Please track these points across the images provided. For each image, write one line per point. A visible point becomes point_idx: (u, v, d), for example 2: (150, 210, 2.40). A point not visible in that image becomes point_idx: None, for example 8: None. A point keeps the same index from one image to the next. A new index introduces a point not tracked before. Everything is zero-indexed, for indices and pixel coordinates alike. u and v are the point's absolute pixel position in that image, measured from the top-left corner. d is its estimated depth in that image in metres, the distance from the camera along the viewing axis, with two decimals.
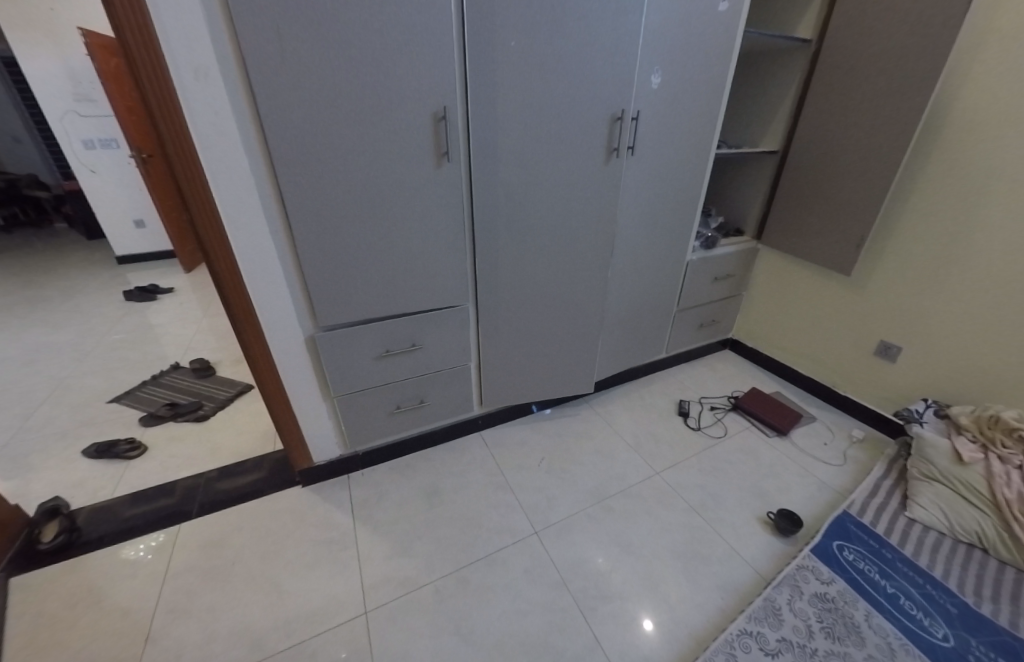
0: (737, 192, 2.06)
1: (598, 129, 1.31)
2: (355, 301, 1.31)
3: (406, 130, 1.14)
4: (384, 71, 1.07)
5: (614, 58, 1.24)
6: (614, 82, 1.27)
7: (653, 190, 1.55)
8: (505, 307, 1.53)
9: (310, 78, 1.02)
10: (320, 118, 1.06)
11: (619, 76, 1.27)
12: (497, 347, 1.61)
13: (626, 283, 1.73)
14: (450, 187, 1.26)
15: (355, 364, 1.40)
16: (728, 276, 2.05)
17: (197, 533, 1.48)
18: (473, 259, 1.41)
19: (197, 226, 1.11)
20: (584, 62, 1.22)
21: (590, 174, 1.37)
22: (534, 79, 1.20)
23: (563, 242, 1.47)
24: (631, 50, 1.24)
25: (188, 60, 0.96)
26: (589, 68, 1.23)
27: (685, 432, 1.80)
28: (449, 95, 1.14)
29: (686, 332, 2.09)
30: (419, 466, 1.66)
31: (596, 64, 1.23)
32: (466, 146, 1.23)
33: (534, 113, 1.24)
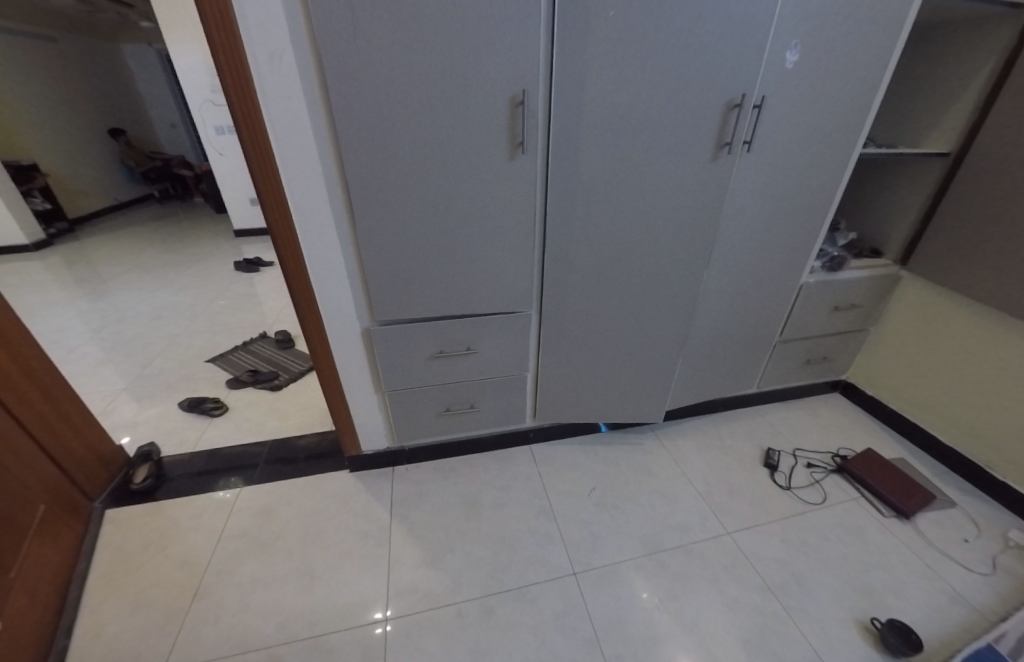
0: (879, 203, 1.67)
1: (706, 120, 1.09)
2: (410, 298, 1.24)
3: (479, 117, 1.03)
4: (459, 51, 0.96)
5: (736, 34, 1.00)
6: (732, 65, 1.04)
7: (766, 197, 1.28)
8: (570, 319, 1.38)
9: (381, 57, 0.94)
10: (389, 101, 0.99)
11: (741, 57, 1.03)
12: (557, 360, 1.47)
13: (718, 304, 1.48)
14: (522, 184, 1.13)
15: (407, 363, 1.35)
16: (855, 306, 1.68)
17: (253, 499, 1.55)
18: (540, 264, 1.28)
19: (267, 212, 1.10)
20: (698, 37, 1.00)
21: (689, 175, 1.16)
22: (631, 61, 1.01)
23: (645, 254, 1.28)
24: (763, 22, 0.99)
25: (264, 42, 0.93)
26: (703, 46, 1.01)
27: (769, 487, 1.51)
28: (531, 79, 1.00)
29: (787, 367, 1.77)
30: (463, 472, 1.59)
31: (711, 42, 1.01)
32: (546, 137, 1.09)
33: (628, 101, 1.05)
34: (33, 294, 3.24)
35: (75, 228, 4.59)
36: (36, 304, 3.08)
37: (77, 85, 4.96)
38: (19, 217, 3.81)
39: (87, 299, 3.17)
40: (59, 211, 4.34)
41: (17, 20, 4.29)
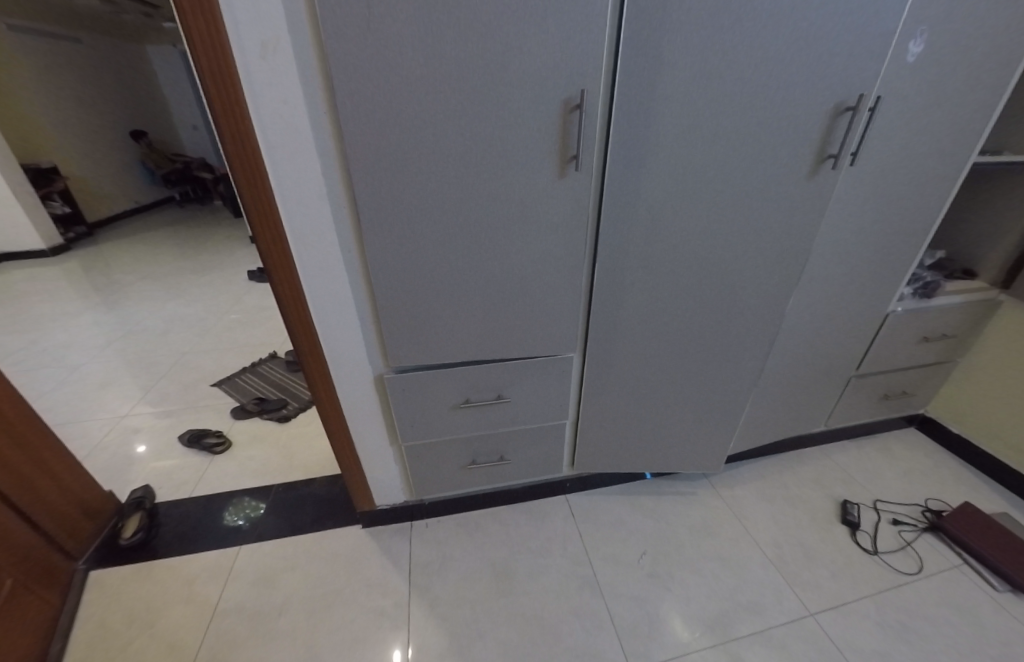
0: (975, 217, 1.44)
1: (804, 127, 0.88)
2: (433, 340, 1.05)
3: (524, 126, 0.83)
4: (505, 45, 0.76)
5: (857, 16, 0.79)
6: (846, 55, 0.82)
7: (857, 212, 1.08)
8: (619, 359, 1.17)
9: (405, 56, 0.75)
10: (415, 110, 0.79)
11: (859, 45, 0.81)
12: (602, 403, 1.26)
13: (791, 336, 1.26)
14: (572, 206, 0.92)
15: (429, 413, 1.15)
16: (945, 336, 1.45)
17: (253, 562, 1.36)
18: (587, 298, 1.07)
19: (261, 244, 0.91)
20: (805, 22, 0.79)
21: (777, 193, 0.94)
22: (718, 54, 0.81)
23: (713, 284, 1.07)
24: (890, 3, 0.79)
25: (255, 37, 0.74)
26: (813, 31, 0.80)
27: (852, 552, 1.29)
28: (591, 77, 0.79)
29: (861, 402, 1.54)
30: (490, 529, 1.38)
31: (823, 26, 0.79)
32: (603, 148, 0.89)
33: (709, 104, 0.85)
34: (40, 302, 3.12)
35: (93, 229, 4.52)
36: (44, 315, 2.95)
37: (97, 89, 4.88)
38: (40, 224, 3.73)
39: (96, 310, 3.03)
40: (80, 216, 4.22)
41: (43, 22, 4.22)
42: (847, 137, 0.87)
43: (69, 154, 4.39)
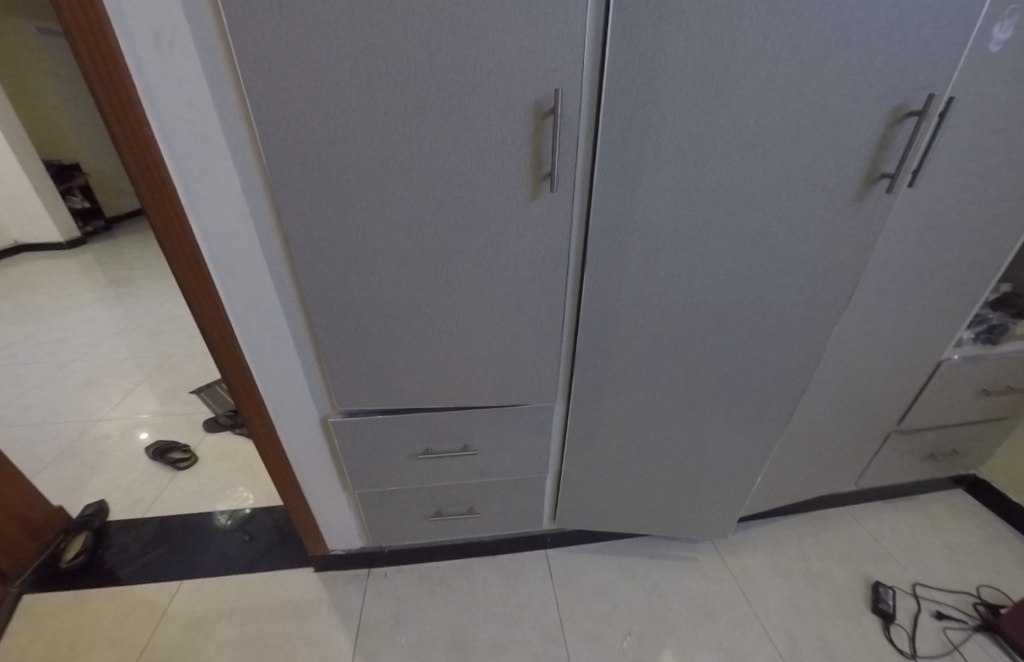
0: None
1: (848, 141, 0.68)
2: (383, 378, 0.89)
3: (484, 129, 0.65)
4: (456, 23, 0.59)
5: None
6: (912, 47, 0.62)
7: (909, 244, 0.87)
8: (608, 406, 0.99)
9: (327, 33, 0.58)
10: (344, 104, 0.63)
11: (931, 31, 0.61)
12: (588, 454, 1.08)
13: (818, 386, 1.05)
14: (549, 230, 0.74)
15: (381, 458, 0.99)
16: (1010, 391, 1.21)
17: (192, 602, 1.23)
18: (569, 338, 0.90)
19: (176, 271, 0.75)
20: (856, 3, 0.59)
21: (807, 222, 0.75)
22: (738, 42, 0.62)
23: (725, 329, 0.88)
24: None
25: (145, 21, 0.59)
26: (868, 11, 0.60)
27: (882, 651, 1.07)
28: (569, 69, 0.62)
29: (901, 464, 1.31)
30: (456, 586, 1.21)
31: (882, 5, 0.59)
32: (589, 162, 0.71)
33: (724, 107, 0.66)
34: (45, 294, 3.11)
35: (112, 222, 4.55)
36: (47, 308, 2.93)
37: None
38: (57, 216, 3.75)
39: (97, 306, 2.99)
40: (98, 211, 4.22)
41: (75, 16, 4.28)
42: (911, 154, 0.67)
43: (93, 146, 4.43)
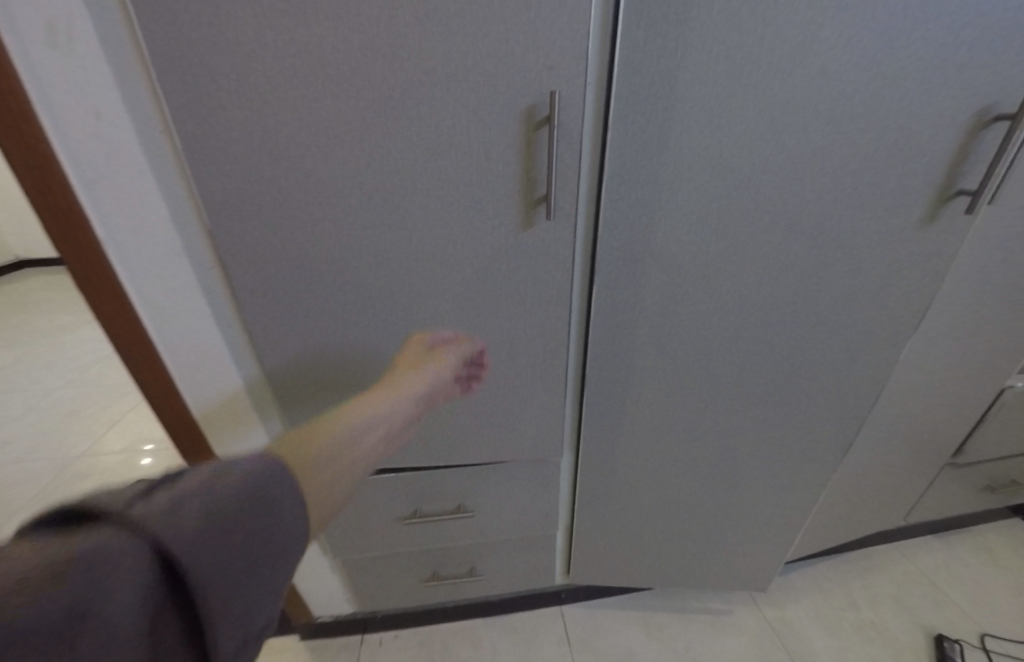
0: None
1: (914, 153, 0.55)
2: (363, 435, 0.76)
3: (466, 143, 0.53)
4: (427, 14, 0.47)
5: None
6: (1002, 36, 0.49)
7: (982, 277, 0.72)
8: (626, 455, 0.86)
9: (261, 31, 0.46)
10: (291, 119, 0.51)
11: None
12: (604, 507, 0.94)
13: (870, 435, 0.90)
14: (548, 260, 0.62)
15: (366, 520, 0.87)
16: None
17: None
18: (576, 382, 0.78)
19: (100, 323, 0.63)
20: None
21: (863, 247, 0.62)
22: (784, 27, 0.49)
23: (762, 369, 0.74)
24: None
25: (41, 24, 0.47)
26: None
27: None
28: (568, 65, 0.49)
29: (954, 499, 1.17)
30: (460, 653, 1.08)
31: None
32: (595, 179, 0.58)
33: (762, 109, 0.53)
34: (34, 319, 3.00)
35: None
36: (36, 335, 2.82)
37: None
38: None
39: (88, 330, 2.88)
40: None
41: None
42: (1000, 167, 0.54)
43: None
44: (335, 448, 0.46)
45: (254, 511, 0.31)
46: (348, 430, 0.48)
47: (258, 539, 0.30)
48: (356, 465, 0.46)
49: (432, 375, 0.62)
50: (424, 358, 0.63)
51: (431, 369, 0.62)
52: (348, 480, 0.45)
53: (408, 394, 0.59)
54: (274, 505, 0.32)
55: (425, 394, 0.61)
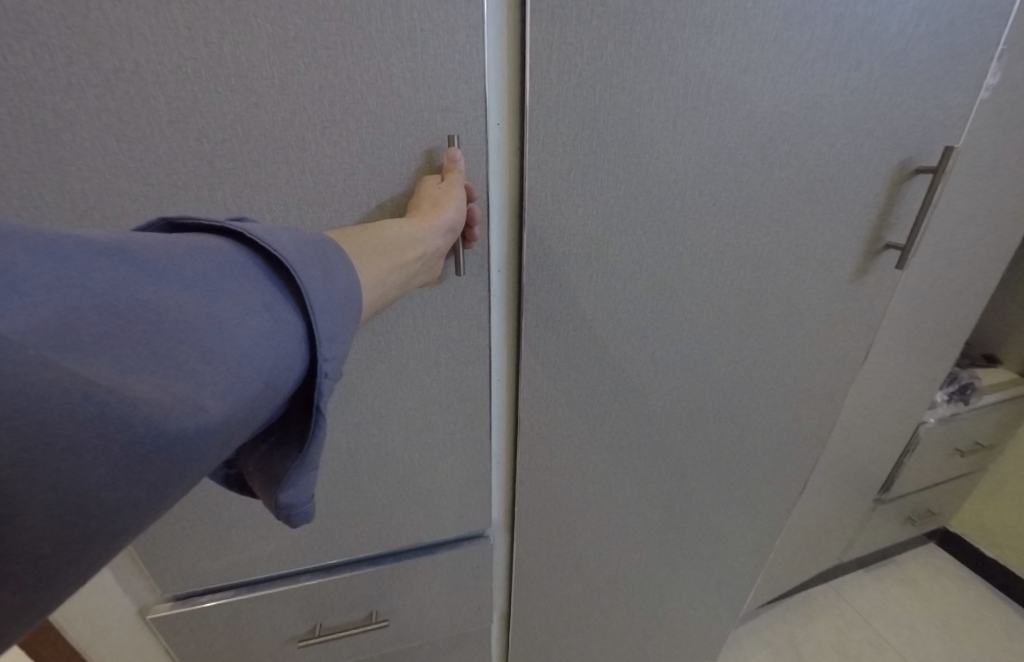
0: (995, 308, 1.14)
1: (847, 208, 0.53)
2: (244, 535, 0.61)
3: (353, 193, 0.43)
4: (288, 44, 0.36)
5: (939, 33, 0.45)
6: (920, 95, 0.48)
7: (900, 326, 0.73)
8: (566, 535, 0.76)
9: (35, 43, 0.32)
10: (101, 161, 0.37)
11: (938, 80, 0.48)
12: (545, 593, 0.83)
13: (808, 486, 0.87)
14: (462, 325, 0.52)
15: (253, 641, 0.70)
16: (979, 447, 1.14)
17: None
18: (507, 457, 0.67)
19: None
20: (857, 34, 0.44)
21: (799, 304, 0.58)
22: (709, 70, 0.43)
23: (707, 433, 0.68)
24: (990, 13, 0.46)
25: None
26: (876, 23, 0.44)
27: None
28: (468, 107, 0.41)
29: (883, 533, 1.19)
30: None
31: (886, 44, 0.45)
32: (514, 233, 0.49)
33: (692, 158, 0.47)
34: None
35: None
36: None
37: None
38: None
39: None
40: None
41: None
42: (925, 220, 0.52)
43: None
44: (380, 243, 0.39)
45: (315, 259, 0.32)
46: (396, 228, 0.39)
47: (320, 285, 0.31)
48: (403, 269, 0.40)
49: (456, 197, 0.42)
50: (445, 184, 0.42)
51: (453, 198, 0.41)
52: (397, 284, 0.40)
53: (435, 223, 0.39)
54: (330, 265, 0.33)
55: (455, 227, 0.41)
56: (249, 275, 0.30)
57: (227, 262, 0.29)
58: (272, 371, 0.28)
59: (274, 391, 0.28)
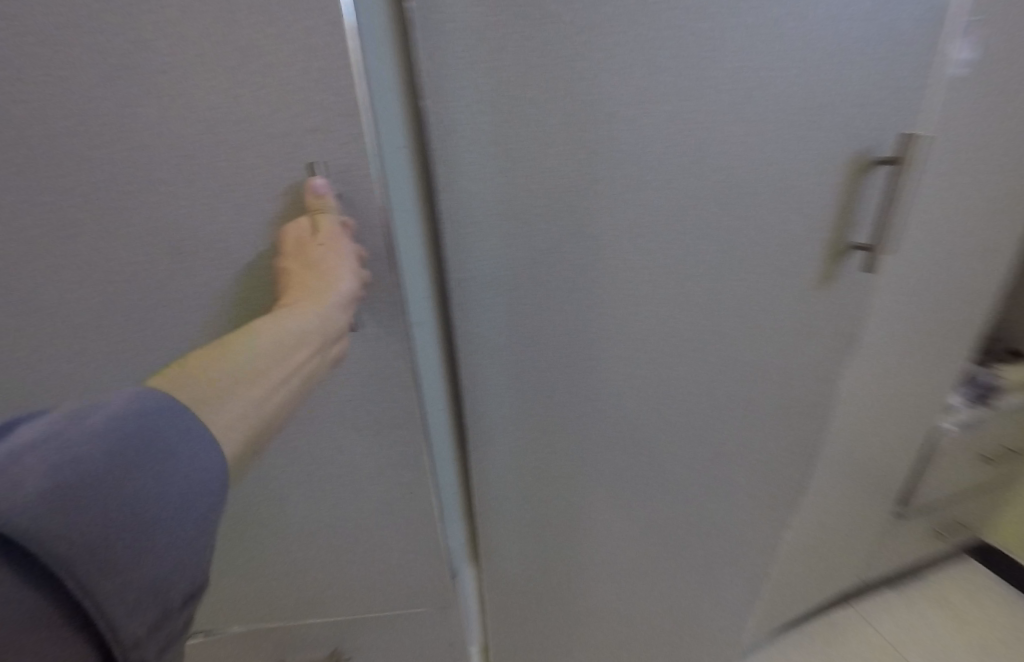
0: None
1: (800, 208, 0.48)
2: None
3: (245, 234, 0.40)
4: (152, 86, 0.34)
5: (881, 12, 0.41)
6: (868, 81, 0.43)
7: (892, 328, 0.67)
8: (534, 570, 0.71)
9: None
10: None
11: (888, 62, 0.43)
12: (526, 627, 0.78)
13: (807, 505, 0.80)
14: (380, 368, 0.48)
15: None
16: (1011, 450, 1.04)
17: None
18: (461, 479, 0.67)
19: None
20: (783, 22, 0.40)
21: (762, 315, 0.53)
22: (619, 71, 0.40)
23: (680, 456, 0.63)
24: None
25: None
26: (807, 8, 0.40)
27: None
28: (341, 126, 0.37)
29: (909, 549, 1.09)
30: None
31: (819, 29, 0.41)
32: (432, 260, 0.49)
33: (615, 168, 0.44)
34: None
35: None
36: None
37: None
38: None
39: None
40: None
41: None
42: (888, 218, 0.47)
43: None
44: (262, 349, 0.32)
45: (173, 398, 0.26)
46: (280, 315, 0.35)
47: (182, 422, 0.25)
48: (311, 356, 0.35)
49: (347, 256, 0.39)
50: (319, 240, 0.38)
51: (338, 262, 0.38)
52: (293, 396, 0.33)
53: (326, 301, 0.36)
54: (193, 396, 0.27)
55: (351, 295, 0.39)
56: (89, 445, 0.22)
57: (46, 449, 0.21)
58: (161, 510, 0.23)
59: (182, 574, 0.23)
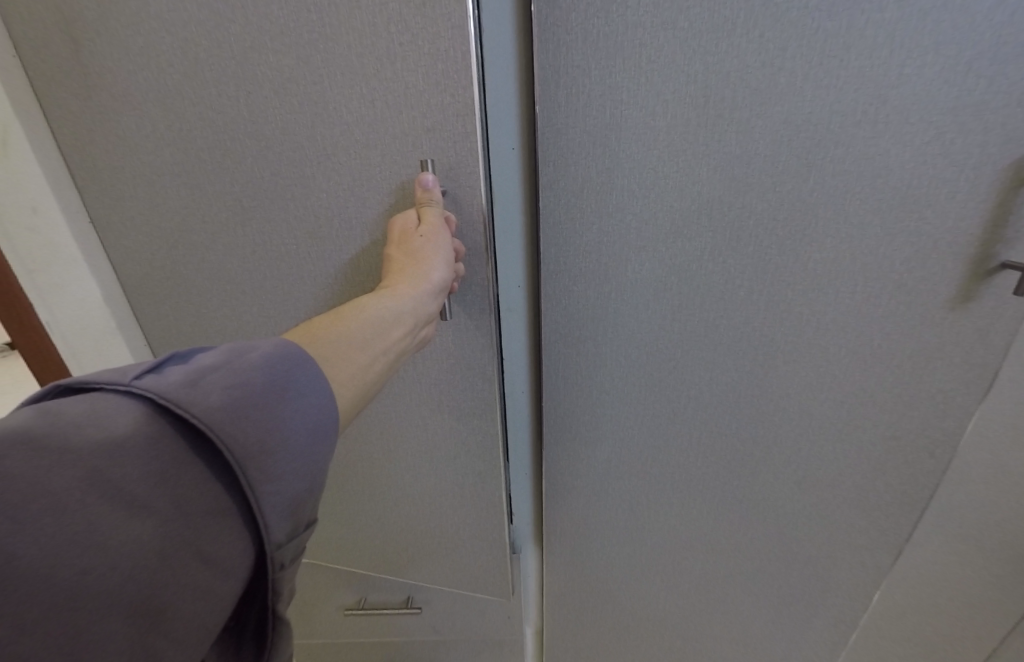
0: None
1: (937, 219, 0.43)
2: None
3: (360, 223, 0.45)
4: (304, 94, 0.40)
5: None
6: None
7: None
8: (596, 563, 0.72)
9: None
10: None
11: None
12: (581, 615, 0.79)
13: (922, 568, 0.69)
14: (466, 355, 0.50)
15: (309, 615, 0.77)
16: None
17: None
18: (534, 463, 0.68)
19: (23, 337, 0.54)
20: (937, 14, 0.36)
21: (878, 333, 0.48)
22: (733, 73, 0.39)
23: (764, 477, 0.59)
24: None
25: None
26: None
27: None
28: (453, 125, 0.40)
29: None
30: None
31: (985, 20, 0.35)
32: (530, 248, 0.51)
33: (719, 170, 0.42)
34: None
35: None
36: None
37: None
38: None
39: None
40: None
41: None
42: None
43: None
44: (363, 331, 0.34)
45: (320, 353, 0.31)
46: (379, 301, 0.37)
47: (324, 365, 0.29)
48: (396, 345, 0.37)
49: (443, 249, 0.41)
50: (422, 231, 0.41)
51: (436, 251, 0.41)
52: (383, 373, 0.35)
53: (424, 284, 0.39)
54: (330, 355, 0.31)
55: (442, 284, 0.41)
56: (252, 370, 0.26)
57: (222, 372, 0.25)
58: (310, 425, 0.26)
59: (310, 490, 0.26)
